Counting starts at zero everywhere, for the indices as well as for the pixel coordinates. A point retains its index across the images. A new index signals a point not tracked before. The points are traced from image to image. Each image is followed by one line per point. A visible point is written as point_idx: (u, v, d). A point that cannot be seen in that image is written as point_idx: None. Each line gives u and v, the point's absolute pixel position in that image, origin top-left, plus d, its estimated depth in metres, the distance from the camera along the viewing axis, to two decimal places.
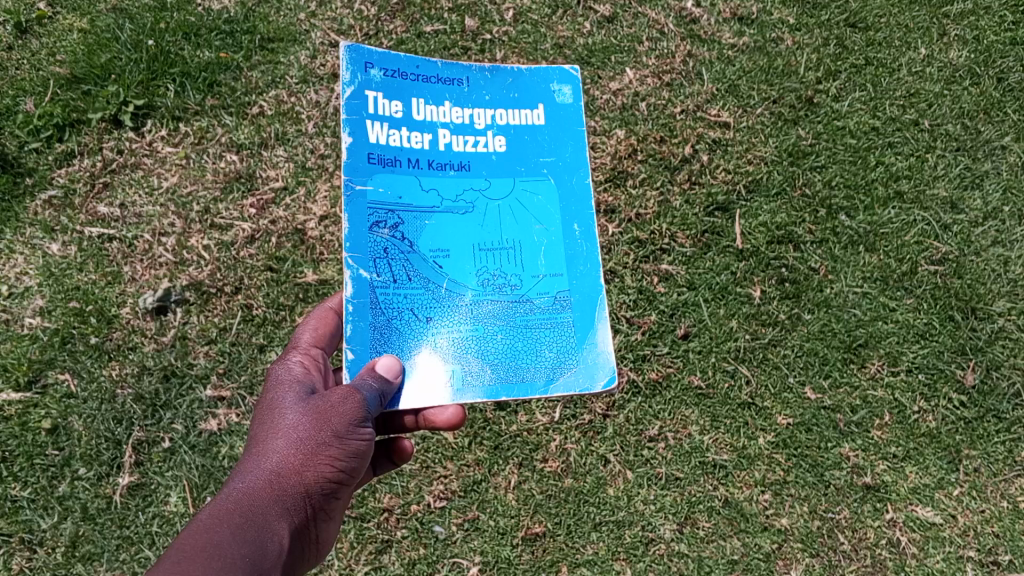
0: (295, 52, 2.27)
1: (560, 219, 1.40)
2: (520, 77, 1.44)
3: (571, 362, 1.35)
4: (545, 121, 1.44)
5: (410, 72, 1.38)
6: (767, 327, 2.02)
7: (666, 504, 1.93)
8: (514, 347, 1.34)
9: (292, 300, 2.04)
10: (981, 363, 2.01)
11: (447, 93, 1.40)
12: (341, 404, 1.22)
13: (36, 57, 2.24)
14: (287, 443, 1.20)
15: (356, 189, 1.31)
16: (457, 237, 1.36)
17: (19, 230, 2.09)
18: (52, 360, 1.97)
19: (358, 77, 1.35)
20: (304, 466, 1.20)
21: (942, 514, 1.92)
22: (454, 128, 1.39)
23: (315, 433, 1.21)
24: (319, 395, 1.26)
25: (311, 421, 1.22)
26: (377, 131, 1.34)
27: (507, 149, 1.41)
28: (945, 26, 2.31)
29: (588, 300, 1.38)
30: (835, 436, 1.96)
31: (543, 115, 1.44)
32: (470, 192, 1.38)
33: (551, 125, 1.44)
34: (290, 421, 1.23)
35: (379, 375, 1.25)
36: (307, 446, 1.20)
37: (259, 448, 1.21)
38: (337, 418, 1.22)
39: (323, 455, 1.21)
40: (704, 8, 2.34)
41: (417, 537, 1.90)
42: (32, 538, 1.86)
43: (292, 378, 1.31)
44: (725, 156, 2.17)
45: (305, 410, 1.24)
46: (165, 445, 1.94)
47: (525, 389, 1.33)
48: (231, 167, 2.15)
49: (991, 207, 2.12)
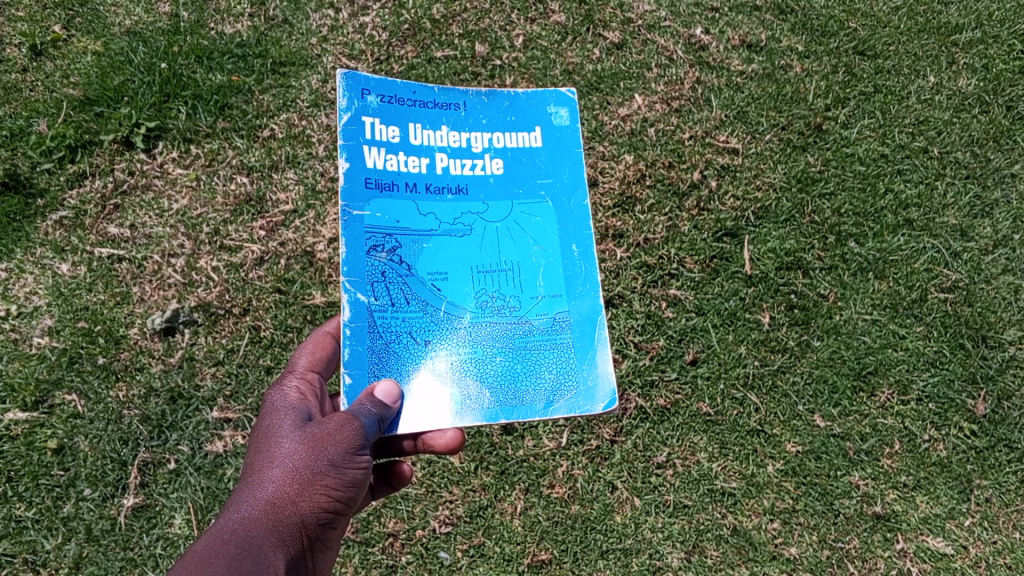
0: (306, 76, 2.29)
1: (558, 240, 1.40)
2: (516, 101, 1.45)
3: (571, 383, 1.35)
4: (541, 143, 1.45)
5: (406, 98, 1.39)
6: (776, 354, 2.02)
7: (674, 532, 1.91)
8: (514, 369, 1.33)
9: (300, 322, 2.04)
10: (992, 392, 1.99)
11: (444, 118, 1.42)
12: (337, 431, 1.22)
13: (49, 79, 2.27)
14: (281, 473, 1.19)
15: (354, 214, 1.31)
16: (456, 259, 1.36)
17: (30, 249, 2.10)
18: (60, 380, 1.97)
19: (355, 104, 1.35)
20: (299, 498, 1.19)
21: (953, 545, 1.90)
22: (452, 151, 1.40)
23: (309, 461, 1.20)
24: (316, 423, 1.25)
25: (306, 449, 1.21)
26: (375, 157, 1.34)
27: (504, 172, 1.42)
28: (955, 54, 2.32)
29: (588, 320, 1.37)
30: (845, 464, 1.94)
31: (540, 137, 1.45)
32: (468, 214, 1.38)
33: (547, 147, 1.45)
34: (287, 449, 1.22)
35: (380, 395, 1.25)
36: (303, 476, 1.20)
37: (255, 477, 1.20)
38: (330, 446, 1.22)
39: (317, 485, 1.20)
40: (713, 36, 2.36)
41: (422, 563, 1.88)
42: (36, 559, 1.85)
43: (289, 404, 1.30)
44: (734, 182, 2.18)
45: (301, 437, 1.23)
46: (171, 466, 1.93)
47: (525, 412, 1.32)
48: (241, 190, 2.17)
49: (1002, 235, 2.11)
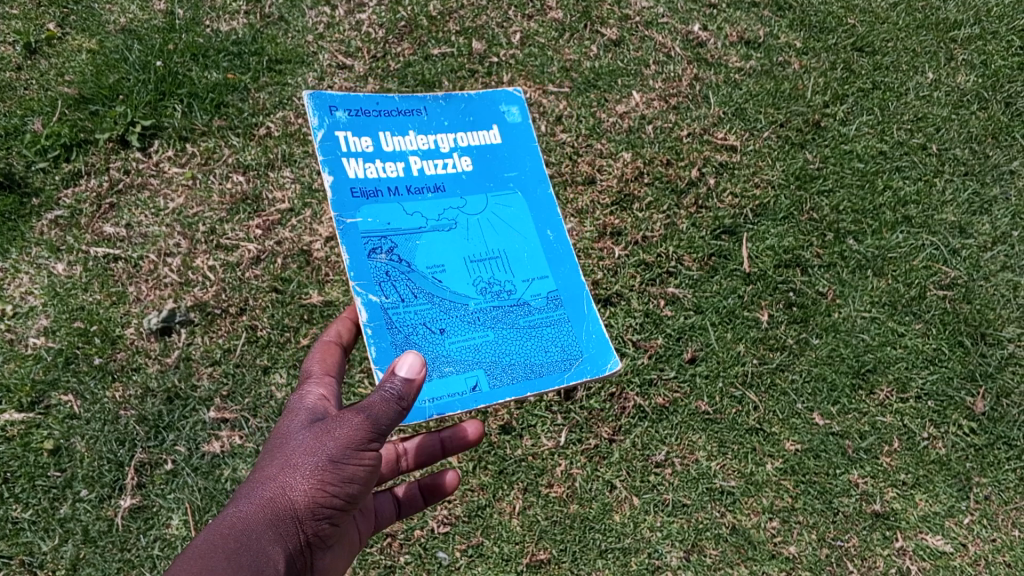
0: (303, 74, 2.29)
1: (534, 226, 1.43)
2: (471, 102, 1.46)
3: (577, 353, 1.36)
4: (501, 139, 1.47)
5: (371, 109, 1.38)
6: (775, 352, 2.01)
7: (673, 531, 1.90)
8: (525, 346, 1.33)
9: (297, 321, 2.04)
10: (991, 389, 1.99)
11: (410, 124, 1.41)
12: (339, 427, 1.17)
13: (44, 77, 2.26)
14: (282, 469, 1.16)
15: (346, 223, 1.30)
16: (448, 252, 1.35)
17: (25, 249, 2.08)
18: (56, 380, 1.96)
19: (325, 122, 1.33)
20: (297, 492, 1.15)
21: (953, 543, 1.89)
22: (424, 154, 1.40)
23: (309, 456, 1.17)
24: (324, 421, 1.20)
25: (309, 446, 1.17)
26: (355, 168, 1.33)
27: (474, 168, 1.43)
28: (953, 51, 2.32)
29: (575, 295, 1.40)
30: (843, 462, 1.94)
31: (498, 134, 1.47)
32: (451, 210, 1.38)
33: (507, 141, 1.47)
34: (291, 447, 1.19)
35: (393, 387, 1.17)
36: (301, 471, 1.16)
37: (259, 474, 1.18)
38: (331, 441, 1.17)
39: (313, 480, 1.16)
40: (711, 33, 2.36)
41: (420, 563, 1.86)
42: (31, 561, 1.83)
43: (301, 407, 1.26)
44: (732, 179, 2.17)
45: (307, 436, 1.19)
46: (167, 467, 1.92)
47: (545, 383, 1.31)
48: (238, 188, 2.16)
49: (1001, 231, 2.11)
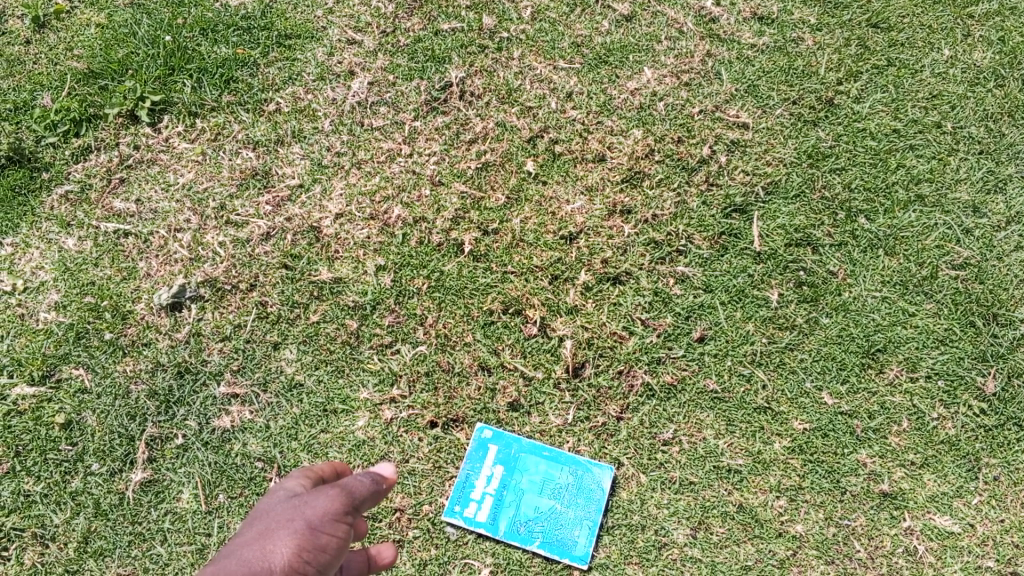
0: (312, 49, 2.32)
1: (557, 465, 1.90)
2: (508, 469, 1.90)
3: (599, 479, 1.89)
4: (512, 462, 1.90)
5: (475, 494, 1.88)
6: (784, 331, 2.00)
7: (679, 508, 1.89)
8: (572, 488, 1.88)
9: (307, 297, 2.03)
10: (1002, 370, 1.96)
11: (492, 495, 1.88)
12: (316, 499, 1.12)
13: (53, 51, 2.32)
14: (257, 536, 1.05)
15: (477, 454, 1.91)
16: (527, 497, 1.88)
17: (36, 224, 2.11)
18: (67, 354, 1.98)
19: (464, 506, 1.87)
20: (272, 553, 1.01)
21: (961, 523, 1.87)
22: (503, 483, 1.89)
23: (285, 520, 1.07)
24: (296, 499, 1.14)
25: (286, 514, 1.09)
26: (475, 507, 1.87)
27: (519, 469, 1.90)
28: (970, 27, 2.29)
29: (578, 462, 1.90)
30: (852, 442, 1.92)
31: (516, 464, 1.90)
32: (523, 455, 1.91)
33: (515, 459, 1.91)
34: (263, 524, 1.09)
35: (368, 474, 1.22)
36: (277, 533, 1.04)
37: (224, 554, 1.03)
38: (308, 508, 1.10)
39: (290, 538, 1.03)
40: (724, 8, 2.35)
41: (428, 538, 1.87)
42: (45, 533, 1.86)
43: (267, 504, 1.18)
44: (743, 157, 2.16)
45: (280, 511, 1.11)
46: (178, 441, 1.92)
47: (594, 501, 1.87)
48: (247, 164, 2.17)
49: (1015, 211, 2.08)
